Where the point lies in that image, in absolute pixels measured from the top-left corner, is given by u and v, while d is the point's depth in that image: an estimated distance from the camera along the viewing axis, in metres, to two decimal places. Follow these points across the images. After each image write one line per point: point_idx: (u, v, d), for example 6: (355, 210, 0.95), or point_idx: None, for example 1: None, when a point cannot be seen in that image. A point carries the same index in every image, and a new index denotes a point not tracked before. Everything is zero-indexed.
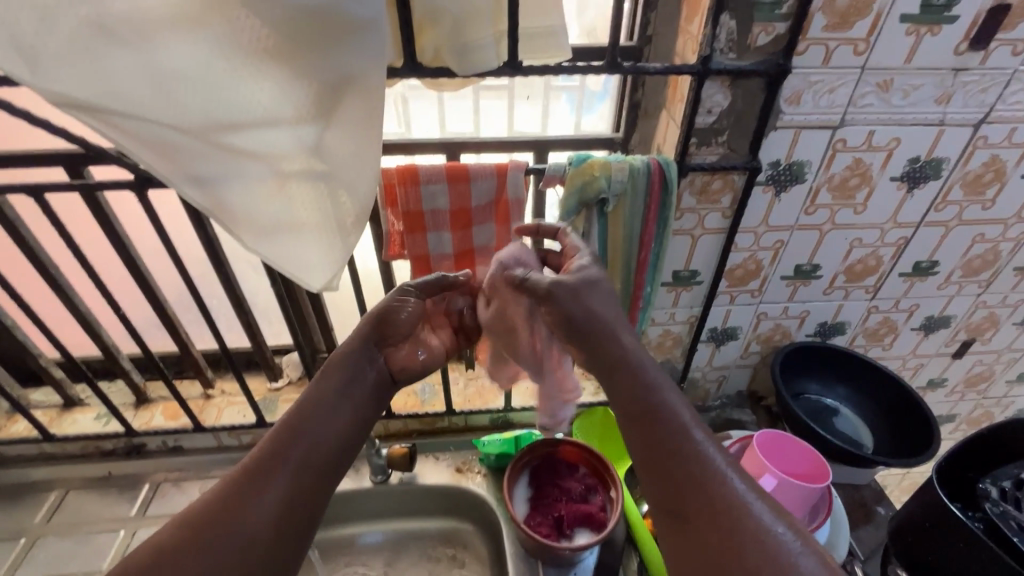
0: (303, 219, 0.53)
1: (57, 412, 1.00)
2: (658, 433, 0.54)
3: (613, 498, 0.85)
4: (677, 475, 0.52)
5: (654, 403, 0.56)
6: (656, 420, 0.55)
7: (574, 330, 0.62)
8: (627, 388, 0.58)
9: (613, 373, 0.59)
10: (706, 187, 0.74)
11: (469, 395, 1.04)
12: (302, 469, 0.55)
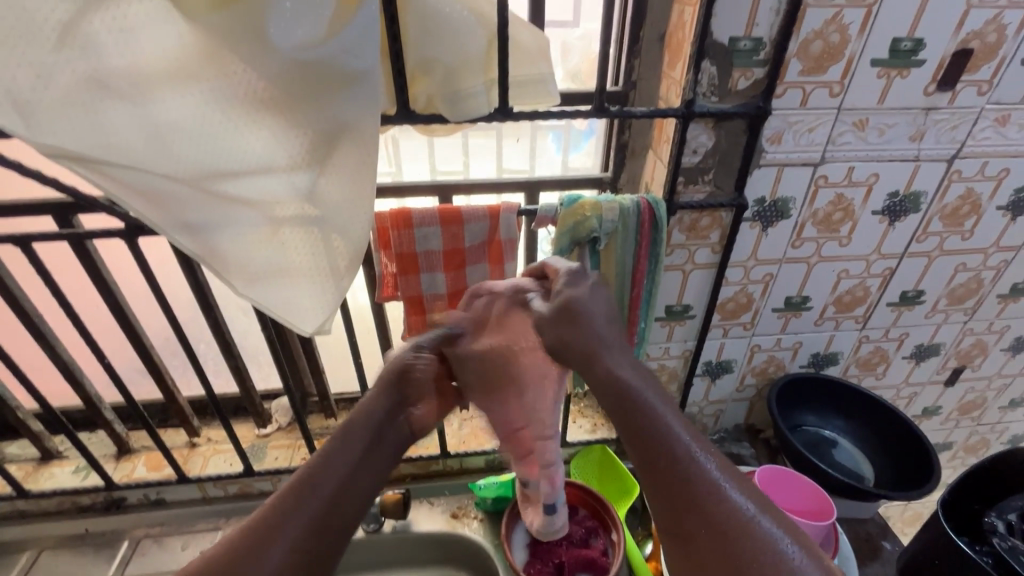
0: (296, 265, 0.53)
1: (33, 467, 0.95)
2: (656, 452, 0.47)
3: (615, 542, 0.82)
4: (677, 493, 0.46)
5: (650, 416, 0.49)
6: (651, 437, 0.48)
7: (564, 339, 0.58)
8: (618, 403, 0.51)
9: (605, 387, 0.53)
10: (695, 224, 0.75)
11: (464, 435, 1.01)
12: (319, 539, 0.46)
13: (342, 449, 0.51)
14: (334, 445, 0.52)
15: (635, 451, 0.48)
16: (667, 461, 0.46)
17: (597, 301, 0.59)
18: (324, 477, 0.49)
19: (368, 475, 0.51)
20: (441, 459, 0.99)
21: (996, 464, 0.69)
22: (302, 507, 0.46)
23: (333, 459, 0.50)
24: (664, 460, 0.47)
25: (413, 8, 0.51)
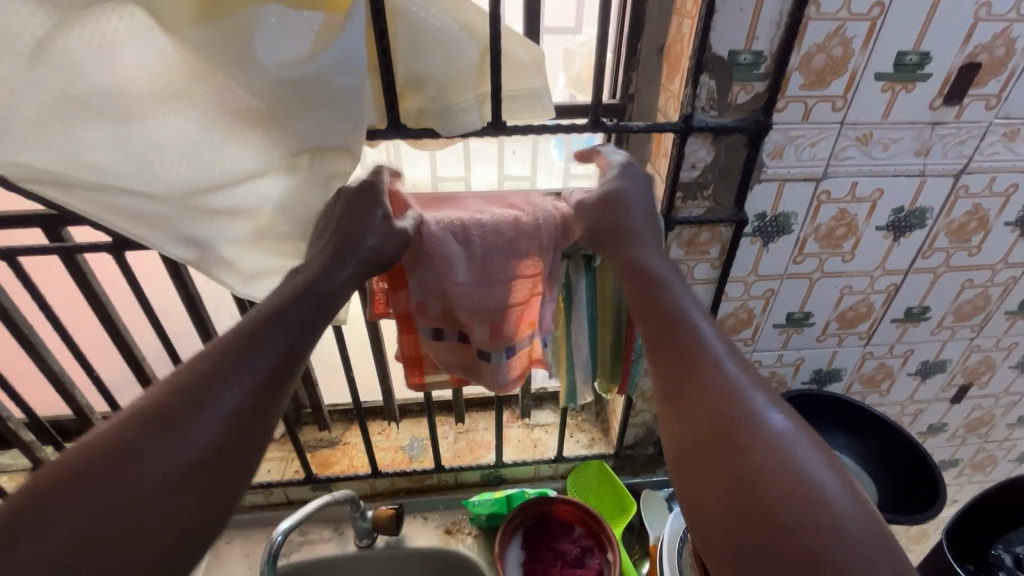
0: (274, 264, 0.55)
1: (25, 477, 0.94)
2: (677, 353, 0.46)
3: (610, 561, 0.81)
4: (680, 357, 0.46)
5: (676, 324, 0.48)
6: (679, 345, 0.47)
7: (607, 236, 0.60)
8: (653, 305, 0.51)
9: (639, 290, 0.53)
10: (694, 239, 0.74)
11: (459, 449, 0.99)
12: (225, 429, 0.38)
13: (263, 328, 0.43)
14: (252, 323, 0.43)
15: (659, 353, 0.48)
16: (687, 363, 0.45)
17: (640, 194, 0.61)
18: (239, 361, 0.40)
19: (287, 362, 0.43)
20: (435, 473, 0.97)
21: (1004, 490, 0.67)
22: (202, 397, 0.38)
23: (257, 340, 0.42)
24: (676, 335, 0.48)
25: (403, 22, 0.50)
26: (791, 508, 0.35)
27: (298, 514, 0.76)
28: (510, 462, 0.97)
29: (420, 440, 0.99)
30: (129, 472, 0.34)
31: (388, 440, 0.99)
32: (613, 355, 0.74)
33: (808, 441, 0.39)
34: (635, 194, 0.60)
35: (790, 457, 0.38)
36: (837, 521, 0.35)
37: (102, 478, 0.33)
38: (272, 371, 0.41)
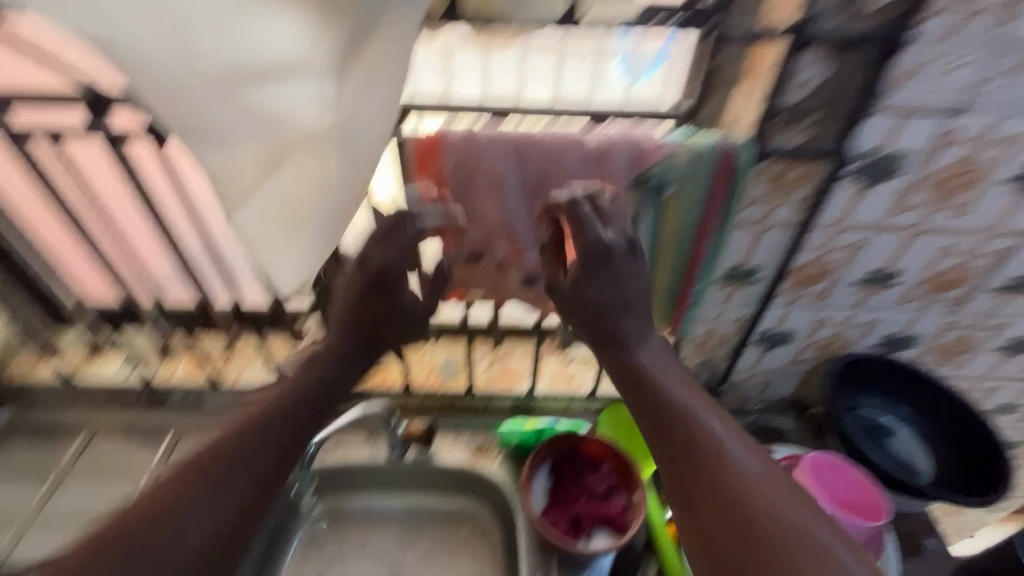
0: (307, 186, 0.48)
1: (83, 357, 0.98)
2: (692, 466, 0.43)
3: (636, 501, 0.80)
4: (687, 456, 0.44)
5: (682, 421, 0.45)
6: (692, 445, 0.44)
7: (602, 344, 0.53)
8: (654, 409, 0.47)
9: (630, 388, 0.49)
10: (783, 175, 0.64)
11: (493, 375, 0.99)
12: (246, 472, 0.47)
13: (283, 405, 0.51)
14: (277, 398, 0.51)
15: (669, 460, 0.45)
16: (701, 471, 0.42)
17: (620, 278, 0.53)
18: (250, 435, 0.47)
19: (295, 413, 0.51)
20: (467, 395, 0.98)
21: None
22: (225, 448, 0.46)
23: (265, 426, 0.48)
24: (678, 436, 0.45)
25: None
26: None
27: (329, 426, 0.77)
28: (543, 394, 0.97)
29: (456, 362, 0.99)
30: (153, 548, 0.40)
31: (423, 359, 0.99)
32: (668, 299, 0.72)
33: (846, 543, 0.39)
34: (608, 272, 0.53)
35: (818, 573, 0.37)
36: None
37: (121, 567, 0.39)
38: (268, 450, 0.47)
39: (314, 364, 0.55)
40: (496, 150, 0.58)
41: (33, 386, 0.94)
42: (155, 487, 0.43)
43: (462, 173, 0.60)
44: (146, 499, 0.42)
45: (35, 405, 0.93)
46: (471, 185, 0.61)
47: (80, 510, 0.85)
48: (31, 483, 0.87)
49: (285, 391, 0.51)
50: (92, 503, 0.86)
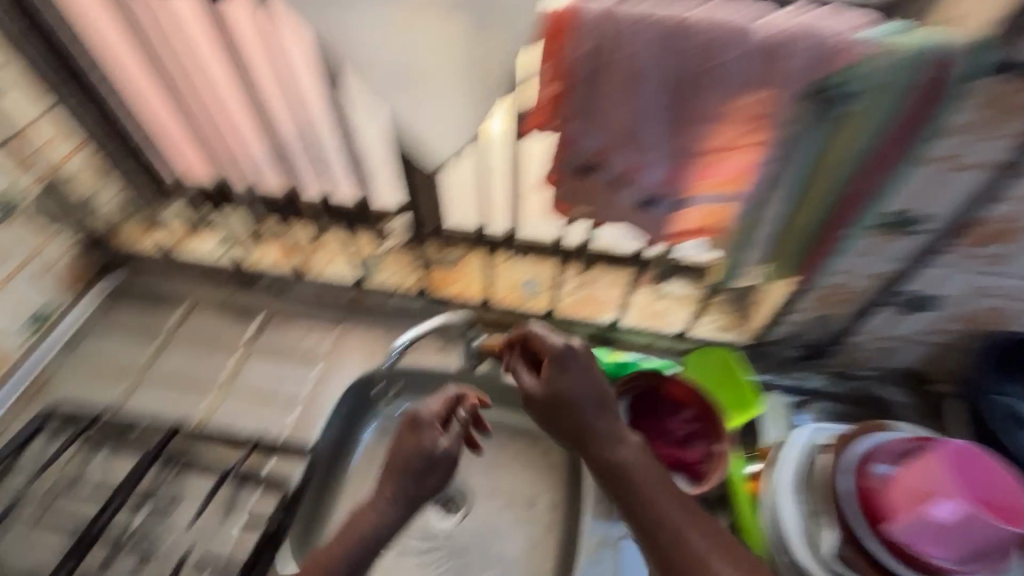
0: (432, 57, 0.54)
1: (185, 232, 1.01)
2: (672, 555, 0.56)
3: (719, 453, 0.75)
4: (660, 537, 0.57)
5: (658, 513, 0.58)
6: (677, 543, 0.57)
7: (584, 449, 0.64)
8: (633, 509, 0.59)
9: (610, 484, 0.62)
10: (1006, 98, 0.50)
11: (577, 300, 0.92)
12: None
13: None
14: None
15: (653, 550, 0.57)
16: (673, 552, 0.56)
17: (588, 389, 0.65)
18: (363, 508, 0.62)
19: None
20: (547, 318, 0.93)
21: None
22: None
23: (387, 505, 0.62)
24: (641, 505, 0.59)
25: None
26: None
27: (421, 326, 0.75)
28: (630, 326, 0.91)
29: (539, 281, 0.93)
30: None
31: (505, 274, 0.94)
32: (803, 244, 0.64)
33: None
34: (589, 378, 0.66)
35: None
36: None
37: None
38: (385, 520, 0.61)
39: (387, 484, 0.62)
40: (642, 34, 0.47)
41: (140, 255, 1.00)
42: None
43: (593, 64, 0.50)
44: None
45: (141, 272, 1.02)
46: (603, 79, 0.51)
47: (184, 373, 0.92)
48: (141, 344, 0.95)
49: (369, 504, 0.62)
50: (195, 368, 0.92)
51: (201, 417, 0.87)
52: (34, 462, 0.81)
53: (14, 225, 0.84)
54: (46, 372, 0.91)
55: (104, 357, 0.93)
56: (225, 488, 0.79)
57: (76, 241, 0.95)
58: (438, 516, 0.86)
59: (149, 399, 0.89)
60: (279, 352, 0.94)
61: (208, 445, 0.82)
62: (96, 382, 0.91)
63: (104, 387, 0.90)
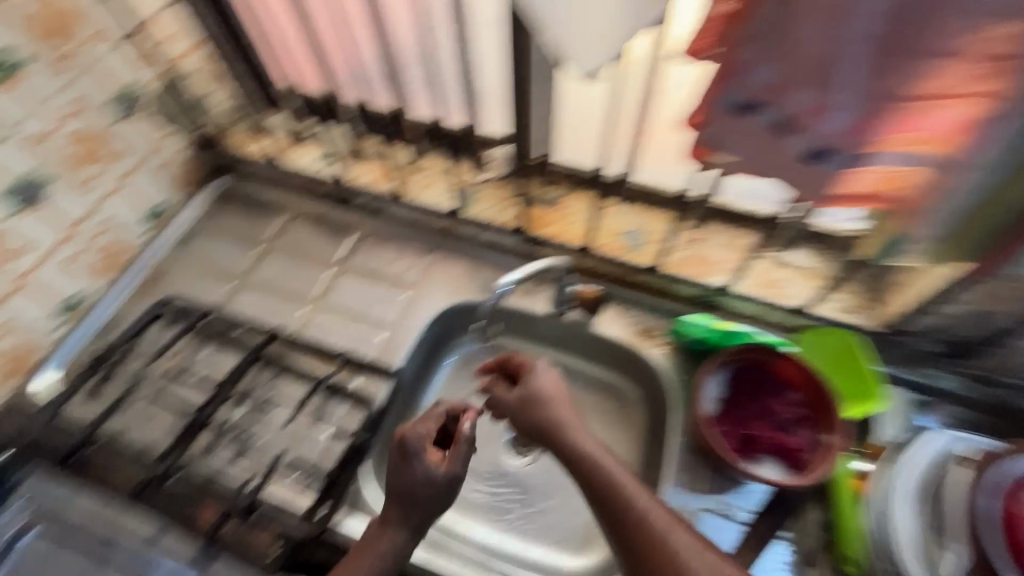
0: None
1: (289, 143, 1.02)
2: (646, 556, 0.54)
3: (826, 444, 0.67)
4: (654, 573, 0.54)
5: (628, 513, 0.57)
6: (648, 543, 0.55)
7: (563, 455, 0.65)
8: (605, 508, 0.58)
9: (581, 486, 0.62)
10: None
11: (685, 258, 0.86)
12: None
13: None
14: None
15: None
16: None
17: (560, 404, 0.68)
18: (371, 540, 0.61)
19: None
20: (647, 272, 0.86)
21: None
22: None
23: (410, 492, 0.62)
24: (630, 539, 0.56)
25: None
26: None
27: (526, 269, 0.73)
28: (739, 292, 0.83)
29: (644, 233, 0.87)
30: None
31: (609, 220, 0.88)
32: (999, 225, 0.53)
33: None
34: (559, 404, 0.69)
35: None
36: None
37: None
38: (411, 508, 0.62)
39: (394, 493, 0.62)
40: None
41: (247, 161, 1.01)
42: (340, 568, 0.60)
43: None
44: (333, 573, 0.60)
45: (247, 178, 1.04)
46: None
47: (282, 282, 0.94)
48: (244, 249, 0.98)
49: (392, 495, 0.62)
50: (292, 279, 0.94)
51: (297, 327, 0.90)
52: (151, 348, 0.87)
53: (138, 117, 0.87)
54: (161, 265, 0.96)
55: (211, 258, 0.97)
56: (316, 397, 0.82)
57: (190, 141, 0.98)
58: (513, 457, 0.86)
59: (249, 303, 0.92)
60: (370, 273, 0.94)
61: (303, 354, 0.85)
62: (202, 281, 0.95)
63: (210, 287, 0.94)
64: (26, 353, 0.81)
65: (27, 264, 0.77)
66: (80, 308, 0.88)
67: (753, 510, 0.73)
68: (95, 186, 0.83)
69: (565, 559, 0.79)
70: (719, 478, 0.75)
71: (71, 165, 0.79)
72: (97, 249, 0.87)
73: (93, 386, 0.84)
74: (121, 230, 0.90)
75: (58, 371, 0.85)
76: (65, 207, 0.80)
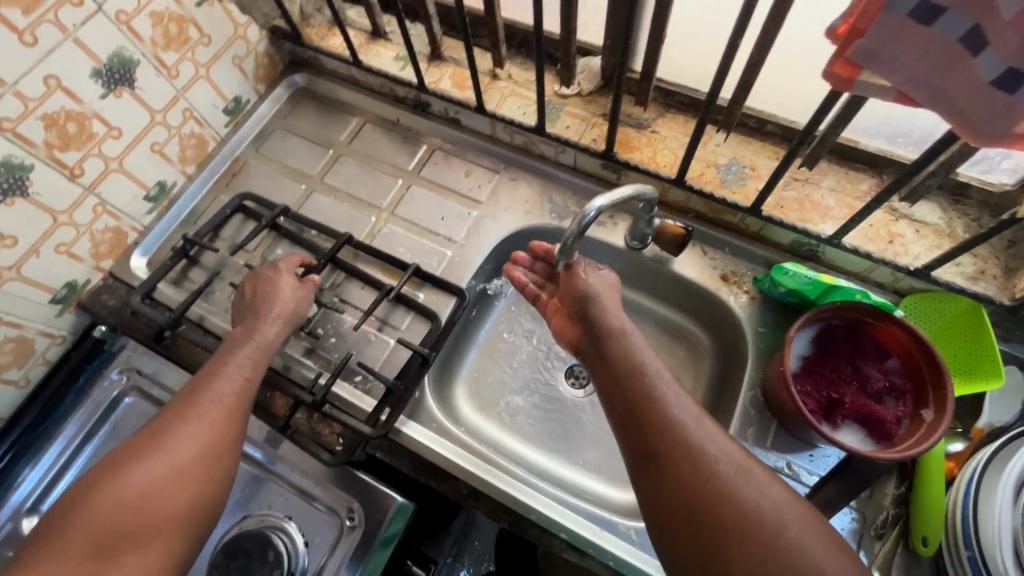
0: None
1: (365, 40, 0.96)
2: (660, 434, 0.52)
3: (920, 417, 0.62)
4: (664, 449, 0.51)
5: (649, 391, 0.55)
6: (666, 421, 0.53)
7: (592, 343, 0.64)
8: (625, 390, 0.57)
9: (603, 369, 0.61)
10: None
11: (787, 199, 0.76)
12: (201, 435, 0.58)
13: (206, 397, 0.61)
14: (194, 385, 0.63)
15: (649, 456, 0.52)
16: (680, 463, 0.50)
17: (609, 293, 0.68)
18: (245, 332, 0.69)
19: (242, 395, 0.63)
20: (741, 213, 0.77)
21: None
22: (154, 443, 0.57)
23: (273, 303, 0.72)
24: (646, 415, 0.54)
25: None
26: (756, 526, 0.46)
27: (615, 195, 0.63)
28: (848, 246, 0.72)
29: (743, 167, 0.78)
30: (191, 407, 0.60)
31: (704, 150, 0.80)
32: None
33: (808, 536, 0.46)
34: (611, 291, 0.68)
35: (783, 549, 0.45)
36: (795, 542, 0.45)
37: (181, 407, 0.60)
38: (278, 323, 0.71)
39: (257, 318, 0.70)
40: None
41: (326, 58, 0.97)
42: (193, 383, 0.63)
43: None
44: (184, 391, 0.63)
45: (324, 75, 1.01)
46: None
47: (352, 187, 0.93)
48: (317, 152, 0.97)
49: (256, 317, 0.70)
50: (363, 184, 0.93)
51: (366, 235, 0.89)
52: (232, 240, 0.90)
53: (220, 0, 0.84)
54: (240, 159, 0.97)
55: (286, 156, 0.97)
56: (383, 305, 0.83)
57: (266, 32, 0.95)
58: (569, 387, 0.86)
59: (321, 205, 0.92)
60: (441, 186, 0.91)
61: (378, 265, 0.87)
62: (278, 178, 0.95)
63: (284, 185, 0.94)
64: (121, 235, 0.86)
65: (119, 146, 0.79)
66: (167, 195, 0.91)
67: (823, 475, 0.69)
68: (179, 72, 0.83)
69: (613, 491, 0.78)
70: (789, 439, 0.71)
71: (157, 48, 0.78)
72: (181, 137, 0.88)
73: (180, 272, 0.88)
74: (204, 121, 0.91)
75: (145, 257, 0.89)
76: (151, 90, 0.80)
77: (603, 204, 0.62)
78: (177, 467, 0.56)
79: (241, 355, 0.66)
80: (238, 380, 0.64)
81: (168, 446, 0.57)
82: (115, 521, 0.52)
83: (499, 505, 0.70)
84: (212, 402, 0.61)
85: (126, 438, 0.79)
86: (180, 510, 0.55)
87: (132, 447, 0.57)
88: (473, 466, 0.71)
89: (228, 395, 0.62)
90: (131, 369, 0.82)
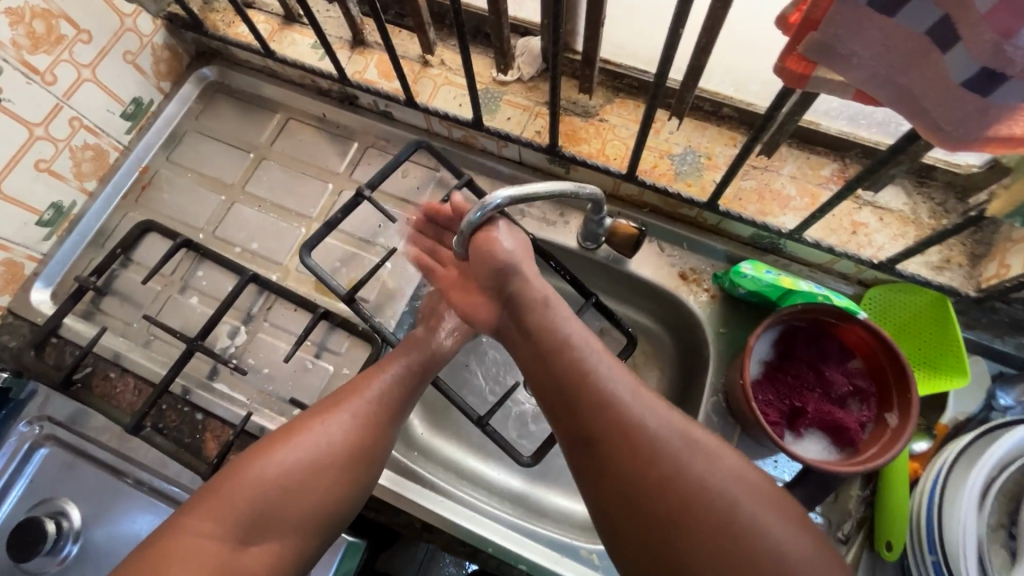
0: None
1: (277, 26, 0.85)
2: (638, 468, 0.47)
3: (885, 423, 0.59)
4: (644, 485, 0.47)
5: (598, 394, 0.50)
6: (621, 421, 0.49)
7: (531, 351, 0.56)
8: (587, 412, 0.50)
9: (545, 377, 0.54)
10: None
11: (746, 190, 0.71)
12: (345, 441, 0.56)
13: (350, 407, 0.58)
14: (369, 372, 0.63)
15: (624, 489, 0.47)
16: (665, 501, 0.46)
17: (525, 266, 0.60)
18: (403, 348, 0.65)
19: (388, 413, 0.60)
20: (699, 208, 0.72)
21: None
22: (296, 438, 0.56)
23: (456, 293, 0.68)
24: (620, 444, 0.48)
25: None
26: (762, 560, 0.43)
27: (530, 188, 0.55)
28: (809, 241, 0.68)
29: (699, 156, 0.72)
30: (361, 395, 0.60)
31: (657, 139, 0.73)
32: None
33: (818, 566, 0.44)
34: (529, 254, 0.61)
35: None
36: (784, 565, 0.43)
37: (356, 390, 0.61)
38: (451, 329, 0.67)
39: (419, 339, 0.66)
40: None
41: (236, 49, 0.86)
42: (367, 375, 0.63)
43: None
44: (359, 379, 0.62)
45: (239, 67, 0.90)
46: None
47: (280, 196, 0.84)
48: (236, 155, 0.87)
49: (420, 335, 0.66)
50: (290, 192, 0.84)
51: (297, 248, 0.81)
52: (146, 262, 0.81)
53: None
54: (149, 169, 0.87)
55: (201, 162, 0.87)
56: (317, 329, 0.76)
57: (162, 21, 0.83)
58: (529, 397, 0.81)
59: (244, 217, 0.83)
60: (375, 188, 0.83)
61: (312, 281, 0.79)
62: (193, 190, 0.85)
63: (199, 198, 0.85)
64: (15, 266, 0.76)
65: None
66: (67, 217, 0.80)
67: (787, 480, 0.67)
68: (56, 75, 0.72)
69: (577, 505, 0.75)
70: (754, 444, 0.68)
71: (23, 50, 0.67)
72: (73, 151, 0.78)
73: (89, 304, 0.79)
74: (98, 129, 0.80)
75: (49, 289, 0.79)
76: (24, 101, 0.69)
77: (508, 192, 0.55)
78: (337, 450, 0.56)
79: (409, 358, 0.64)
80: (407, 383, 0.63)
81: (336, 425, 0.57)
82: (255, 513, 0.51)
83: (453, 537, 0.67)
84: (360, 415, 0.58)
85: (44, 493, 0.68)
86: (326, 501, 0.54)
87: (306, 417, 0.58)
88: (424, 499, 0.67)
89: (397, 394, 0.61)
90: (44, 418, 0.73)
